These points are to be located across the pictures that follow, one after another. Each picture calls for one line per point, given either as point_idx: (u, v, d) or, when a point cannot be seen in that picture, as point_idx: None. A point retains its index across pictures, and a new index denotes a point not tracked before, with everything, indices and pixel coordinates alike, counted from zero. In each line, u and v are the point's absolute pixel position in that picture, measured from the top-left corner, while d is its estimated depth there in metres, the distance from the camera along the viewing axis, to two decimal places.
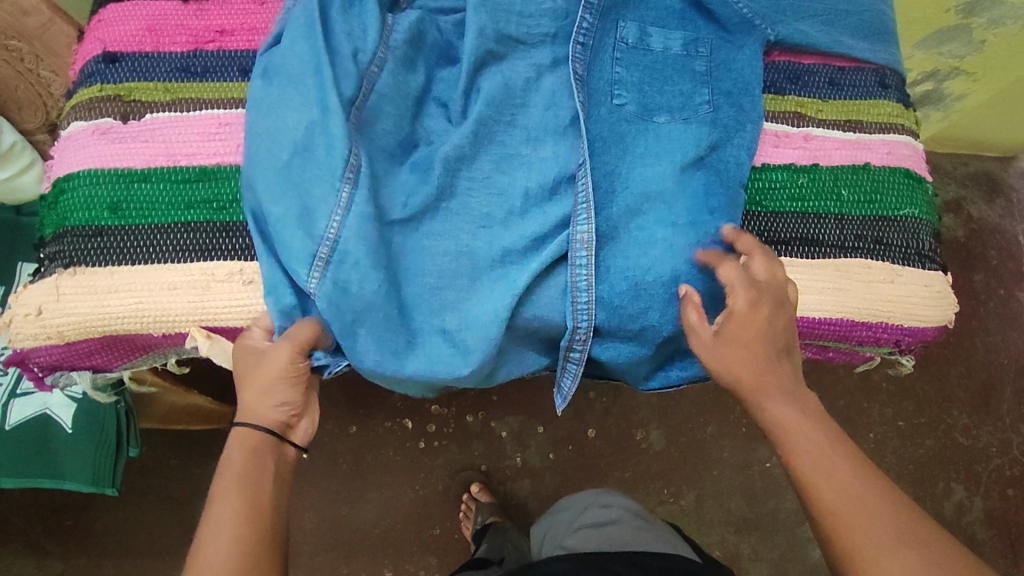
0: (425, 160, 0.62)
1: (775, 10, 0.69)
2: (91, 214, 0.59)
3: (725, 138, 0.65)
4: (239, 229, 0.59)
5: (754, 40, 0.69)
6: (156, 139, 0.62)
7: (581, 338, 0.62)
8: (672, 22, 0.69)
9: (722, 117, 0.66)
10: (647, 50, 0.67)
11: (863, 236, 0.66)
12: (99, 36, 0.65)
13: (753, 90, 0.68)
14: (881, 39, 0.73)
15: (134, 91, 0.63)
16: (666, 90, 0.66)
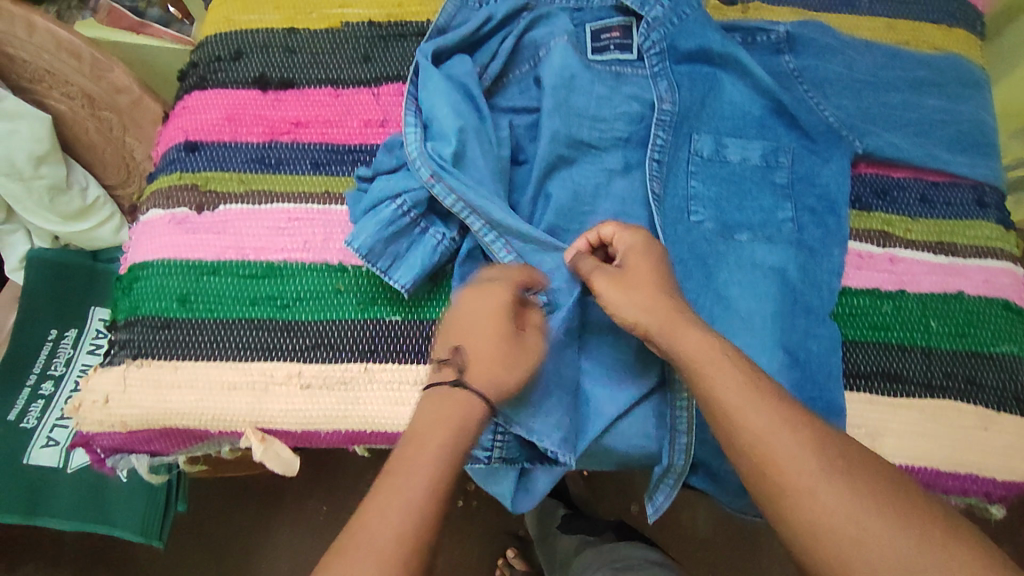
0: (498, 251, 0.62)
1: (863, 119, 0.66)
2: (161, 304, 0.61)
3: (809, 260, 0.62)
4: (301, 329, 0.60)
5: (842, 153, 0.65)
6: (228, 232, 0.63)
7: (676, 472, 0.58)
8: (751, 132, 0.67)
9: (807, 237, 0.62)
10: (724, 162, 0.66)
11: (953, 373, 0.60)
12: (182, 123, 0.66)
13: (840, 210, 0.64)
14: (981, 152, 0.67)
15: (210, 181, 0.64)
16: (746, 205, 0.64)
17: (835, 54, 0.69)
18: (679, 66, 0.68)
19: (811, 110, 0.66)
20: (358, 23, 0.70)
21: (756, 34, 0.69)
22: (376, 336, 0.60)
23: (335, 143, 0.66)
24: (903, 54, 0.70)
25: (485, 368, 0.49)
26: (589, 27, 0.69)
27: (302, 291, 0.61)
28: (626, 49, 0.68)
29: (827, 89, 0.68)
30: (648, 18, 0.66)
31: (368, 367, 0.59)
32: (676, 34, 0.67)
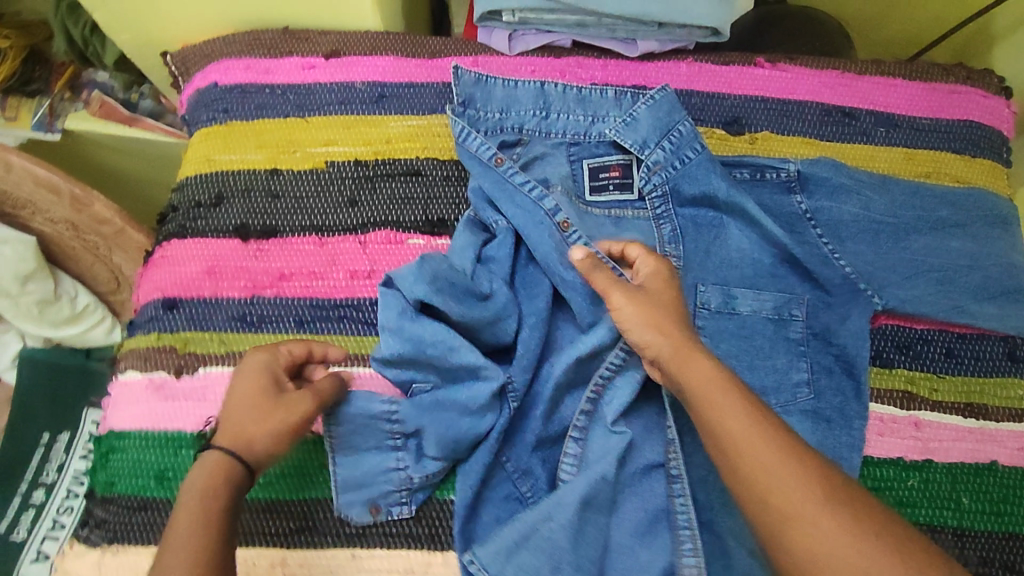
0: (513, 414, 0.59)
1: (882, 267, 0.63)
2: (138, 482, 0.58)
3: (827, 431, 0.58)
4: (280, 510, 0.56)
5: (861, 309, 0.61)
6: (207, 398, 0.60)
7: None
8: (762, 281, 0.63)
9: (825, 406, 0.59)
10: (733, 314, 0.62)
11: (989, 559, 0.56)
12: (161, 277, 0.64)
13: (859, 372, 0.60)
14: (1011, 299, 0.63)
15: (190, 342, 0.61)
16: (759, 364, 0.60)
17: (850, 194, 0.65)
18: (683, 210, 0.64)
19: (826, 261, 0.62)
20: (343, 162, 0.67)
21: (765, 170, 0.66)
22: (361, 518, 0.56)
23: (319, 296, 0.63)
24: (923, 190, 0.66)
25: (241, 432, 0.48)
26: (587, 163, 0.66)
27: (282, 466, 0.57)
28: (626, 189, 0.65)
29: (843, 233, 0.64)
30: (650, 162, 0.63)
31: (355, 552, 0.55)
32: (680, 177, 0.63)
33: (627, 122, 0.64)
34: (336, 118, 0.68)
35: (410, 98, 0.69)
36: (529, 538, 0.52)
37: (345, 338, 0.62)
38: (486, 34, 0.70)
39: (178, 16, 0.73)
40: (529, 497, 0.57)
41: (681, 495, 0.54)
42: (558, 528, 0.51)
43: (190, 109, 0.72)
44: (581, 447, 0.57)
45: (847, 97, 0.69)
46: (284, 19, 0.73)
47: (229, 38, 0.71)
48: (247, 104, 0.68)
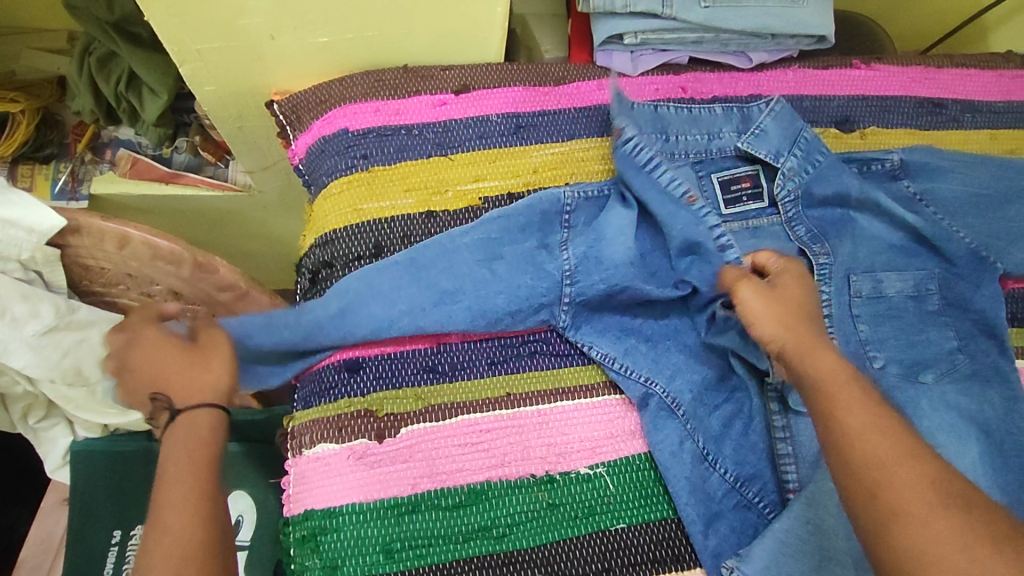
0: (720, 421, 0.61)
1: (995, 239, 0.70)
2: (365, 561, 0.54)
3: (989, 392, 0.63)
4: (526, 560, 0.55)
5: (991, 277, 0.67)
6: (416, 457, 0.57)
7: None
8: (900, 262, 0.68)
9: (981, 367, 0.64)
10: (881, 297, 0.66)
11: None
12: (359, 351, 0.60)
13: (1002, 332, 0.65)
14: None
15: (385, 403, 0.59)
16: (916, 339, 0.65)
17: (948, 174, 0.71)
18: (812, 211, 0.69)
19: (949, 236, 0.68)
20: (499, 195, 0.68)
21: (872, 163, 0.72)
22: (606, 552, 0.56)
23: (506, 334, 0.63)
24: (1006, 164, 0.73)
25: (189, 386, 0.59)
26: (717, 177, 0.69)
27: (516, 515, 0.56)
28: (759, 199, 0.69)
29: (954, 211, 0.71)
30: (785, 168, 0.68)
31: None
32: (812, 180, 0.68)
33: (759, 133, 0.69)
34: (476, 153, 0.69)
35: (545, 125, 0.72)
36: (779, 547, 0.55)
37: (539, 373, 0.62)
38: (605, 57, 0.76)
39: (279, 63, 0.72)
40: (756, 501, 0.59)
41: None
42: (809, 525, 0.55)
43: (312, 157, 0.71)
44: (792, 445, 0.60)
45: (933, 88, 0.79)
46: (402, 58, 0.75)
47: (346, 81, 0.72)
48: (386, 147, 0.69)
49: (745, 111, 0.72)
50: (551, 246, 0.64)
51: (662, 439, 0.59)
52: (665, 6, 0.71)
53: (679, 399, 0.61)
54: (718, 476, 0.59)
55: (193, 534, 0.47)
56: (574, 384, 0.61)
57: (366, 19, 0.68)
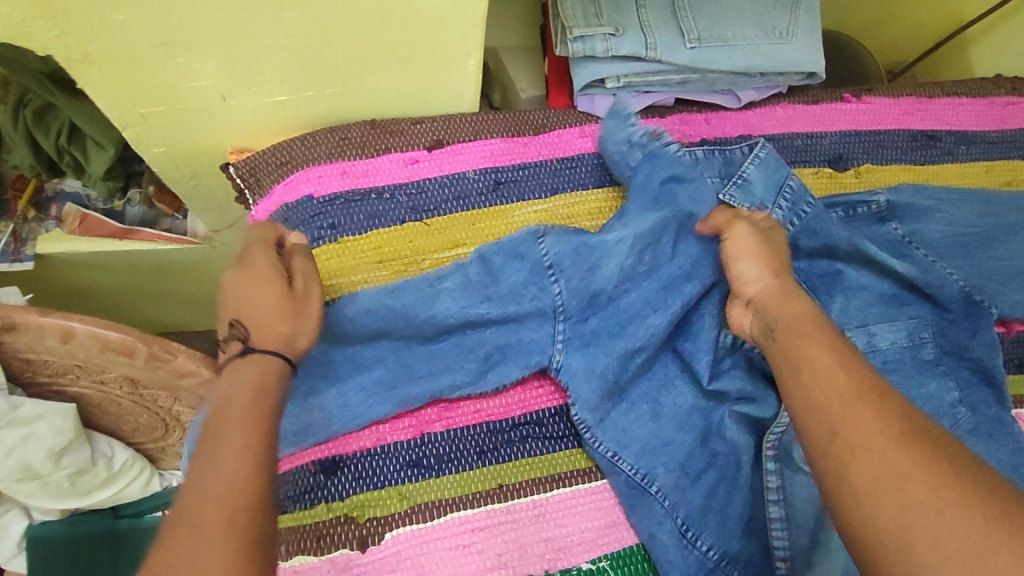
0: (702, 494, 0.56)
1: (988, 280, 0.66)
2: None
3: (994, 448, 0.60)
4: None
5: (985, 322, 0.64)
6: (404, 565, 0.52)
7: None
8: (893, 310, 0.64)
9: (984, 420, 0.61)
10: (875, 352, 0.62)
11: None
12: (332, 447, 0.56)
13: (998, 380, 0.62)
14: None
15: (367, 506, 0.54)
16: (915, 394, 0.61)
17: (933, 214, 0.68)
18: (799, 263, 0.65)
19: (943, 278, 0.64)
20: None
21: (857, 206, 0.68)
22: None
23: (495, 418, 0.58)
24: (991, 199, 0.70)
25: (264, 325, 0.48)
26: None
27: None
28: None
29: (942, 252, 0.67)
30: (773, 222, 0.63)
31: None
32: (799, 233, 0.64)
33: (742, 184, 0.64)
34: (455, 215, 0.65)
35: (527, 179, 0.67)
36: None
37: (532, 460, 0.57)
38: (587, 101, 0.72)
39: (232, 123, 0.66)
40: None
41: None
42: None
43: None
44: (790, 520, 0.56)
45: (926, 120, 0.76)
46: (370, 113, 0.69)
47: (308, 139, 0.66)
48: (355, 214, 0.63)
49: (728, 153, 0.67)
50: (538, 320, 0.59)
51: (663, 526, 0.55)
52: (648, 49, 0.66)
53: (651, 474, 0.56)
54: (699, 554, 0.55)
55: (231, 508, 0.39)
56: (571, 469, 0.58)
57: (329, 77, 0.62)
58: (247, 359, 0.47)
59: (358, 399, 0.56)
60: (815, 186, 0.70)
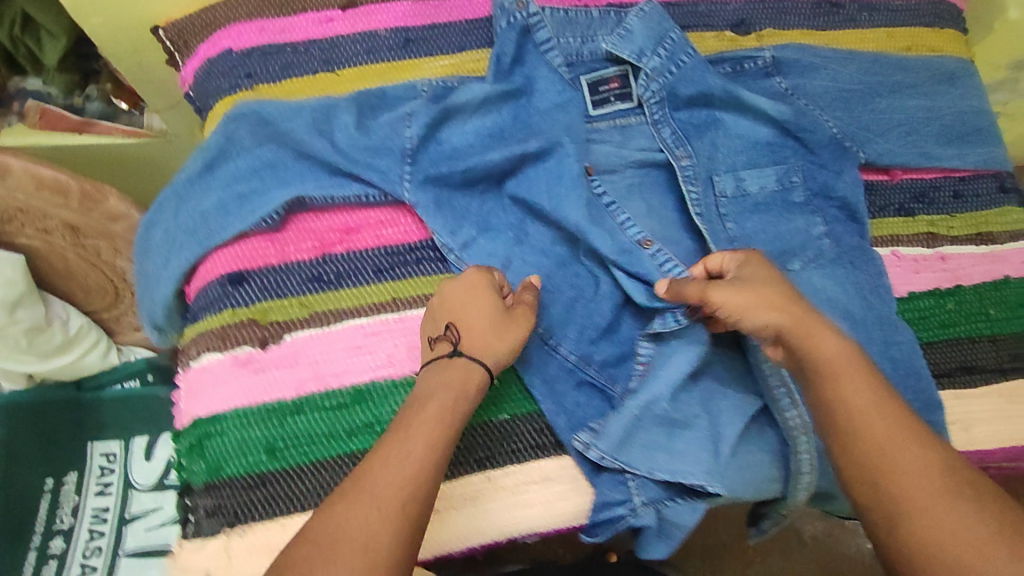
0: (563, 306, 0.61)
1: (862, 129, 0.69)
2: (248, 460, 0.54)
3: (854, 273, 0.64)
4: None
5: (850, 163, 0.67)
6: (303, 361, 0.57)
7: (805, 484, 0.59)
8: (764, 158, 0.67)
9: (846, 250, 0.65)
10: (746, 196, 0.66)
11: (1018, 354, 0.66)
12: (224, 252, 0.60)
13: (861, 217, 0.67)
14: (965, 141, 0.72)
15: (270, 312, 0.58)
16: (783, 230, 0.65)
17: (819, 70, 0.71)
18: (680, 112, 0.67)
19: (817, 123, 0.67)
20: None
21: (744, 62, 0.71)
22: (490, 441, 0.57)
23: (391, 243, 0.61)
24: (883, 59, 0.74)
25: (478, 334, 0.54)
26: (585, 79, 0.67)
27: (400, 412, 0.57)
28: (627, 99, 0.67)
29: (820, 102, 0.70)
30: (648, 69, 0.66)
31: (489, 476, 0.56)
32: (676, 81, 0.66)
33: (623, 34, 0.66)
34: (366, 67, 0.69)
35: (436, 38, 0.71)
36: (636, 421, 0.57)
37: (427, 279, 0.61)
38: None
39: None
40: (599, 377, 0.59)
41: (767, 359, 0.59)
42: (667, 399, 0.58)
43: (198, 81, 0.69)
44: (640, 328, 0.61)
45: None
46: None
47: (230, 2, 0.70)
48: (271, 65, 0.68)
49: (619, 15, 0.69)
50: (397, 149, 0.62)
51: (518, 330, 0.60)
52: None
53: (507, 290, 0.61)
54: (560, 358, 0.59)
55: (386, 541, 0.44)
56: None
57: None
58: (454, 363, 0.53)
59: (245, 220, 0.59)
60: (713, 46, 0.74)
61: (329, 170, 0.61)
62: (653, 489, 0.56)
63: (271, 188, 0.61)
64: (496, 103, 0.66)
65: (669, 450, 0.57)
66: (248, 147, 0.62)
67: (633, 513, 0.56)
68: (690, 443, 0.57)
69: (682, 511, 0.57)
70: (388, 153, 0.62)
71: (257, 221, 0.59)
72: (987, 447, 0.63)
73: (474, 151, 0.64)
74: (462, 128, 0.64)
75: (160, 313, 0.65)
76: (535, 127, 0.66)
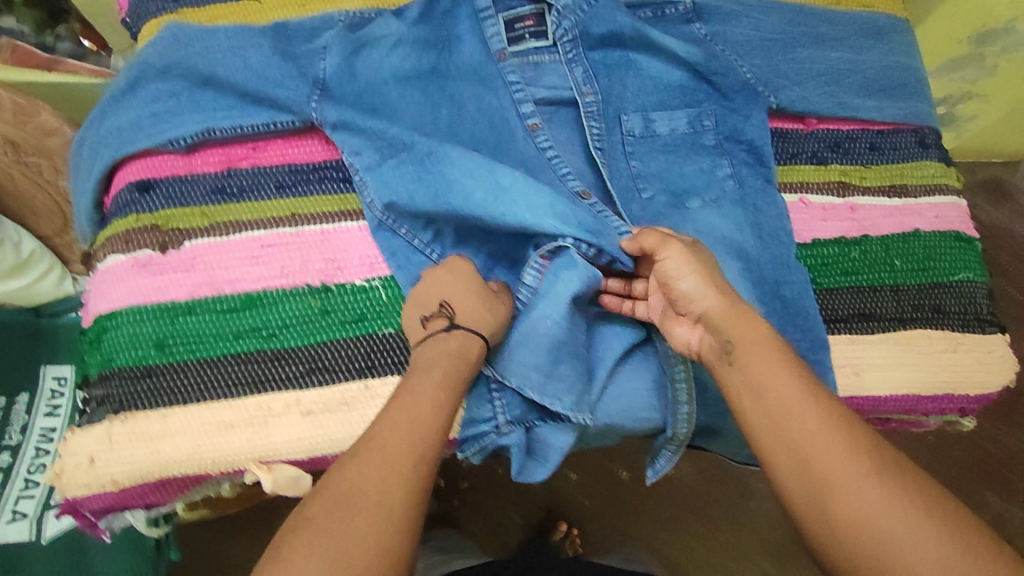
0: (461, 232, 0.62)
1: (776, 76, 0.69)
2: (138, 353, 0.57)
3: (754, 214, 0.64)
4: (293, 357, 0.58)
5: (761, 107, 0.67)
6: (198, 267, 0.59)
7: (682, 419, 0.60)
8: (675, 101, 0.68)
9: (749, 192, 0.65)
10: (655, 137, 0.67)
11: (921, 305, 0.66)
12: (136, 162, 0.63)
13: (769, 161, 0.66)
14: (887, 94, 0.71)
15: (172, 219, 0.60)
16: (687, 170, 0.66)
17: (740, 18, 0.72)
18: (593, 52, 0.68)
19: (729, 67, 0.68)
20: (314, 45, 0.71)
21: (665, 7, 0.71)
22: (372, 352, 0.59)
23: (297, 162, 0.64)
24: (807, 11, 0.73)
25: (471, 312, 0.56)
26: (502, 16, 0.67)
27: (288, 319, 0.59)
28: (541, 37, 0.67)
29: (739, 49, 0.70)
30: (559, 6, 0.66)
31: (367, 384, 0.58)
32: (588, 19, 0.67)
33: None
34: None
35: None
36: (528, 337, 0.58)
37: (328, 197, 0.63)
38: None
39: None
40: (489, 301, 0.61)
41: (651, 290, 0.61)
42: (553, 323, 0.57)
43: (134, 7, 0.72)
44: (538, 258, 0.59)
45: None
46: None
47: None
48: None
49: None
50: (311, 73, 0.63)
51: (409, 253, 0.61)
52: None
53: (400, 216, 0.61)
54: None
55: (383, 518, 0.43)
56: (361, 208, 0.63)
57: None
58: (454, 337, 0.55)
59: (153, 135, 0.61)
60: None
61: (235, 96, 0.62)
62: (517, 408, 0.59)
63: (185, 111, 0.62)
64: (415, 31, 0.66)
65: (546, 374, 0.57)
66: (162, 62, 0.63)
67: (500, 432, 0.59)
68: (567, 371, 0.58)
69: (546, 430, 0.60)
70: (294, 81, 0.62)
71: (167, 136, 0.61)
72: (876, 393, 0.63)
73: (387, 78, 0.65)
74: (378, 55, 0.65)
75: (88, 229, 0.67)
76: (449, 71, 0.67)
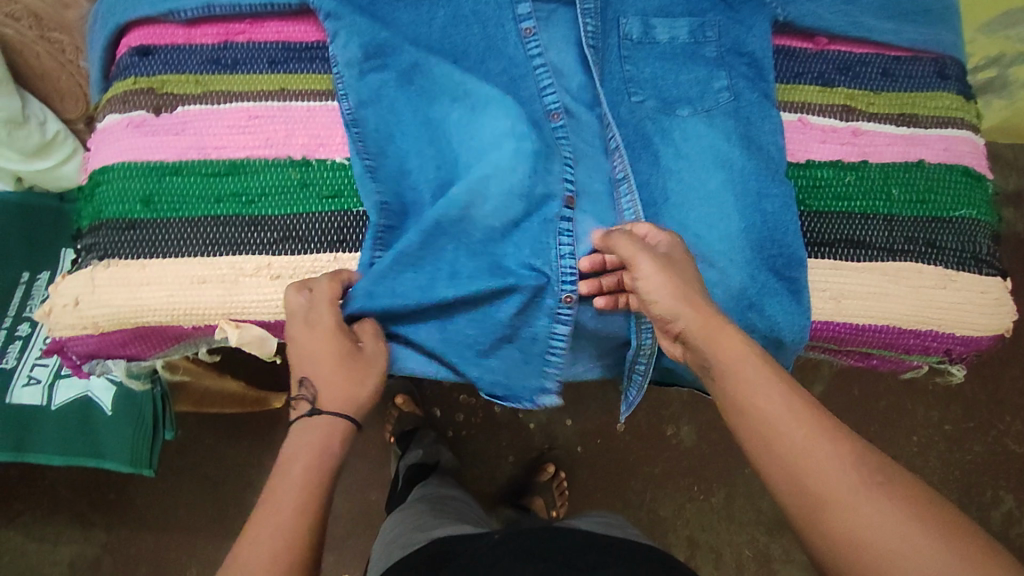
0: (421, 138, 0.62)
1: None
2: (125, 207, 0.60)
3: (745, 126, 0.63)
4: (267, 223, 0.60)
5: (763, 18, 0.65)
6: (188, 132, 0.61)
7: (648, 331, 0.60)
8: (677, 8, 0.65)
9: (743, 105, 0.63)
10: (653, 43, 0.65)
11: (914, 238, 0.63)
12: (139, 27, 0.65)
13: (768, 75, 0.65)
14: (909, 19, 0.67)
15: (168, 83, 0.63)
16: (681, 79, 0.64)
17: None
18: None
19: None
20: None
21: None
22: (345, 227, 0.60)
23: (290, 41, 0.64)
24: None
25: (332, 387, 0.53)
26: None
27: (266, 188, 0.60)
28: None
29: None
30: None
31: (337, 256, 0.60)
32: None
33: None
34: None
35: None
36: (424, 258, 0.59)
37: (319, 77, 0.63)
38: None
39: None
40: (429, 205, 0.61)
41: (627, 194, 0.62)
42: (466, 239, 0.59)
43: None
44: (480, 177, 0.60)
45: None
46: None
47: None
48: None
49: None
50: None
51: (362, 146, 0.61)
52: None
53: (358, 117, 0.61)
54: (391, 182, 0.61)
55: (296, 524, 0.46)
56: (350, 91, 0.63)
57: None
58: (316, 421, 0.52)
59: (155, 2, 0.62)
60: None
61: None
62: None
63: None
64: None
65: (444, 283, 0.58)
66: None
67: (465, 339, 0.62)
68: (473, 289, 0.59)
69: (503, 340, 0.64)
70: None
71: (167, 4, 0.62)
72: (851, 321, 0.62)
73: None
74: None
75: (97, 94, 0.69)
76: None
